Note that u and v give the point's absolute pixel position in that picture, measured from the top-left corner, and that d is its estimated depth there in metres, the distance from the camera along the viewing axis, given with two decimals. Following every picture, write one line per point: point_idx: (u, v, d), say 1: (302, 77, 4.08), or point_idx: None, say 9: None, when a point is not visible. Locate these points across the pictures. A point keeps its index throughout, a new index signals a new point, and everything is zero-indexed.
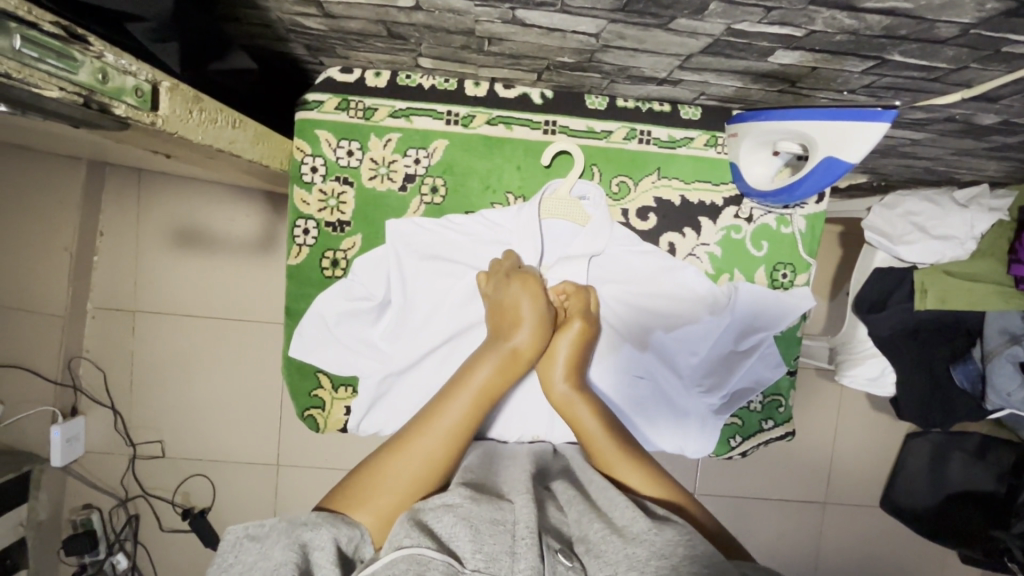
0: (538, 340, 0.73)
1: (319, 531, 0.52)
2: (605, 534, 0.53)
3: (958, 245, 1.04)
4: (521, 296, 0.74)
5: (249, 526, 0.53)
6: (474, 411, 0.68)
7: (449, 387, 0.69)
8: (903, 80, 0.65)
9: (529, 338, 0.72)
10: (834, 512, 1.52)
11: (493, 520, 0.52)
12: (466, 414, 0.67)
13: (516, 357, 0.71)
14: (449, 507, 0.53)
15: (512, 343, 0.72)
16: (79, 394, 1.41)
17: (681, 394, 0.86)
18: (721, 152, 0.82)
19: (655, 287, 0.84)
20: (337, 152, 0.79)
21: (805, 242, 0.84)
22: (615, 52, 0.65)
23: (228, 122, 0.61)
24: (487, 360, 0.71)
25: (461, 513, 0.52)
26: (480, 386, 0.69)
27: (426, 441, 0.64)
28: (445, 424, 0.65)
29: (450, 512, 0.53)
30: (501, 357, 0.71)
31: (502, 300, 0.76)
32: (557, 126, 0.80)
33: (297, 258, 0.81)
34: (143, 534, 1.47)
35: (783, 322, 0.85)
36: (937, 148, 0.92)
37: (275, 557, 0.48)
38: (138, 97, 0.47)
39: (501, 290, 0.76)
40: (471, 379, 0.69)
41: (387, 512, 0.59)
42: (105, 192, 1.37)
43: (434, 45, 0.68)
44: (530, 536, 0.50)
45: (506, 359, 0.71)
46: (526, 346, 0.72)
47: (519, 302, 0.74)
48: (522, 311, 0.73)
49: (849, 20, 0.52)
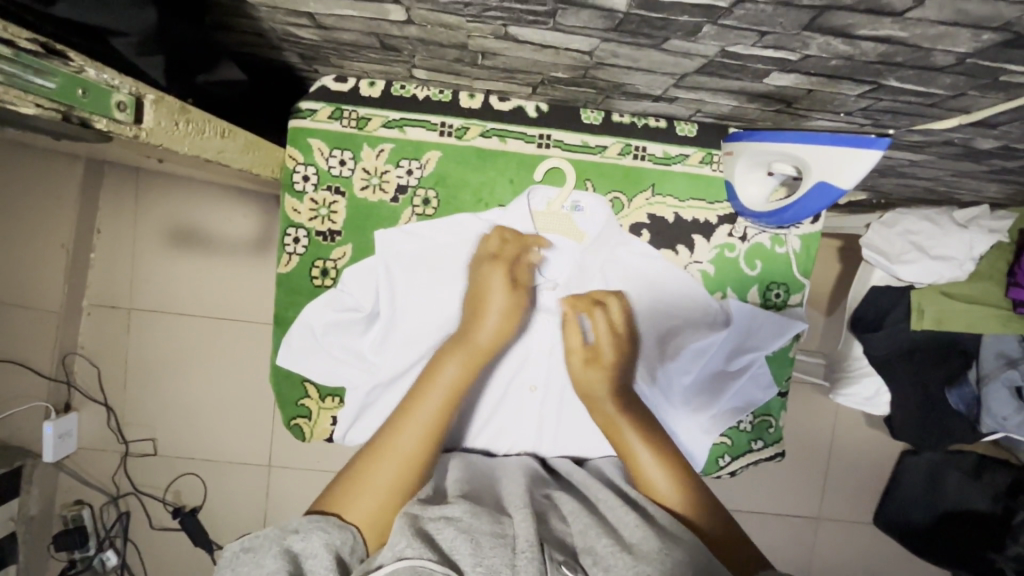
0: (499, 333, 0.76)
1: (311, 538, 0.52)
2: (613, 548, 0.52)
3: (957, 266, 1.04)
4: (490, 287, 0.77)
5: (243, 539, 0.51)
6: (447, 407, 0.68)
7: (420, 382, 0.69)
8: (899, 105, 0.64)
9: (491, 335, 0.76)
10: (827, 529, 1.52)
11: (494, 533, 0.51)
12: (440, 407, 0.67)
13: (479, 352, 0.74)
14: (449, 519, 0.52)
15: (474, 337, 0.74)
16: (73, 390, 1.43)
17: (674, 414, 0.84)
18: (716, 170, 0.81)
19: (657, 296, 0.82)
20: (330, 161, 0.78)
21: (800, 263, 0.83)
22: (609, 70, 0.65)
23: (216, 132, 0.60)
24: (453, 355, 0.72)
25: (463, 526, 0.52)
26: (449, 381, 0.69)
27: (404, 441, 0.63)
28: (419, 422, 0.65)
29: (452, 526, 0.52)
30: (467, 352, 0.73)
31: (471, 290, 0.78)
32: (551, 140, 0.80)
33: (286, 267, 0.80)
34: (133, 532, 1.47)
35: (780, 341, 0.83)
36: (937, 169, 0.91)
37: (269, 567, 0.48)
38: (123, 111, 0.46)
39: (472, 279, 0.79)
40: (439, 373, 0.70)
41: (373, 514, 0.58)
42: (104, 189, 1.38)
43: (427, 58, 0.68)
44: (531, 550, 0.49)
45: (473, 354, 0.73)
46: (486, 339, 0.75)
47: (486, 296, 0.77)
48: (487, 304, 0.77)
49: (844, 46, 0.52)
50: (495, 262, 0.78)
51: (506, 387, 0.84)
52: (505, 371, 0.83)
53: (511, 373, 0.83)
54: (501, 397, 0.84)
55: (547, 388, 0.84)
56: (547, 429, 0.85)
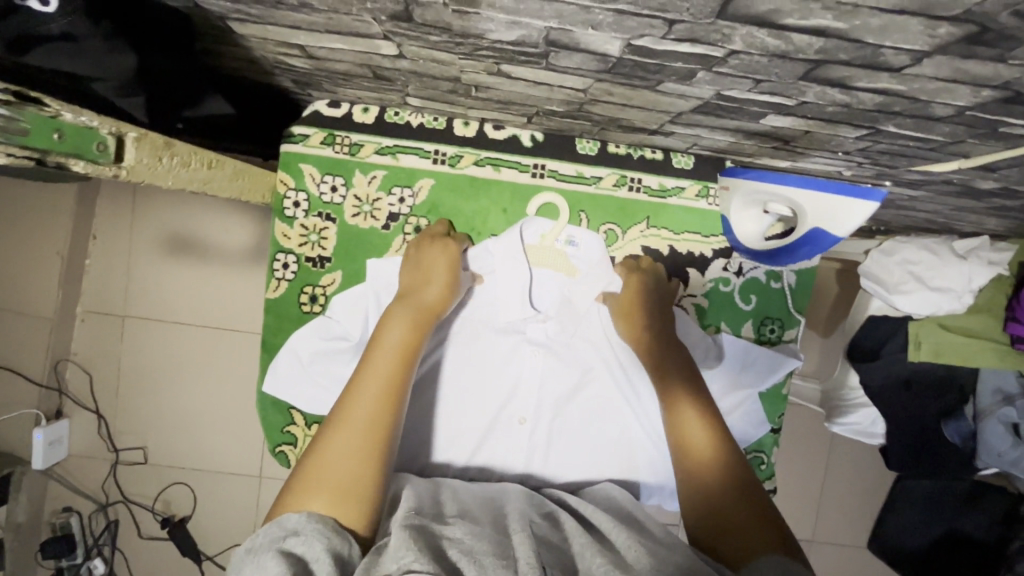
0: (448, 293, 0.71)
1: (311, 542, 0.46)
2: (607, 567, 0.49)
3: (955, 299, 1.03)
4: (433, 256, 0.72)
5: (250, 542, 0.47)
6: (401, 366, 0.63)
7: (365, 353, 0.64)
8: (898, 148, 0.63)
9: (440, 293, 0.70)
10: (820, 553, 1.51)
11: (496, 556, 0.48)
12: (394, 372, 0.62)
13: (428, 313, 0.68)
14: (451, 541, 0.50)
15: (421, 299, 0.69)
16: (64, 397, 1.42)
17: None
18: (713, 204, 0.80)
19: None
20: (321, 188, 0.78)
21: (794, 298, 0.82)
22: (604, 105, 0.64)
23: (202, 163, 0.59)
24: (397, 316, 0.67)
25: (464, 547, 0.49)
26: (397, 341, 0.64)
27: (359, 408, 0.58)
28: (372, 387, 0.60)
29: (455, 547, 0.49)
30: (415, 311, 0.68)
31: (417, 261, 0.73)
32: (546, 170, 0.79)
33: (275, 292, 0.79)
34: (121, 541, 1.46)
35: (775, 377, 0.80)
36: (936, 203, 0.90)
37: (269, 570, 0.42)
38: (101, 152, 0.45)
39: (420, 252, 0.74)
40: (386, 338, 0.65)
41: (343, 487, 0.52)
42: (100, 196, 1.38)
43: (421, 88, 0.67)
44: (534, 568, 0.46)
45: (421, 313, 0.68)
46: (435, 299, 0.69)
47: (431, 263, 0.72)
48: (433, 271, 0.71)
49: (840, 95, 0.51)
50: (446, 240, 0.75)
51: (495, 415, 0.80)
52: (497, 396, 0.80)
53: (501, 401, 0.80)
54: (495, 424, 0.80)
55: (538, 417, 0.80)
56: (538, 461, 0.80)
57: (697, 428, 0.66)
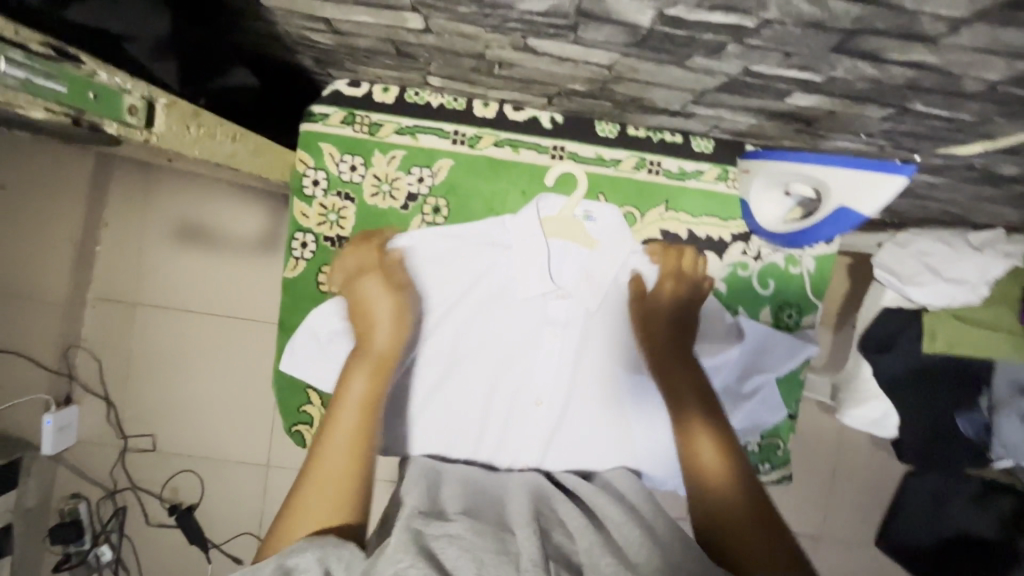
0: (399, 334, 0.75)
1: (304, 555, 0.50)
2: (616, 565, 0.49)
3: (971, 290, 1.04)
4: (371, 296, 0.75)
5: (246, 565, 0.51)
6: (364, 416, 0.69)
7: (331, 409, 0.69)
8: (923, 129, 0.63)
9: (390, 337, 0.74)
10: (827, 550, 1.51)
11: (497, 552, 0.50)
12: (357, 422, 0.68)
13: (381, 359, 0.73)
14: (451, 536, 0.51)
15: (375, 347, 0.73)
16: (73, 382, 1.43)
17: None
18: (732, 187, 0.80)
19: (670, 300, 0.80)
20: (341, 167, 0.77)
21: (813, 284, 0.82)
22: (628, 84, 0.64)
23: (227, 136, 0.59)
24: (355, 368, 0.72)
25: (463, 543, 0.50)
26: (358, 394, 0.70)
27: (332, 460, 0.65)
28: (340, 437, 0.66)
29: (453, 543, 0.50)
30: (371, 362, 0.72)
31: (357, 305, 0.76)
32: (565, 152, 0.79)
33: (293, 271, 0.79)
34: (129, 527, 1.46)
35: (791, 362, 0.80)
36: (954, 192, 0.90)
37: None
38: (133, 116, 0.45)
39: (355, 292, 0.76)
40: (347, 392, 0.70)
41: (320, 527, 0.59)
42: (112, 184, 1.39)
43: (443, 66, 0.67)
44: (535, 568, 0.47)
45: (377, 362, 0.72)
46: (386, 344, 0.73)
47: (373, 304, 0.75)
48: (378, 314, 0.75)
49: (871, 69, 0.51)
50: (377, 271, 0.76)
51: (511, 398, 0.80)
52: (512, 379, 0.80)
53: (517, 385, 0.80)
54: (510, 407, 0.80)
55: (552, 399, 0.80)
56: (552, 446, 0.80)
57: (709, 453, 0.72)
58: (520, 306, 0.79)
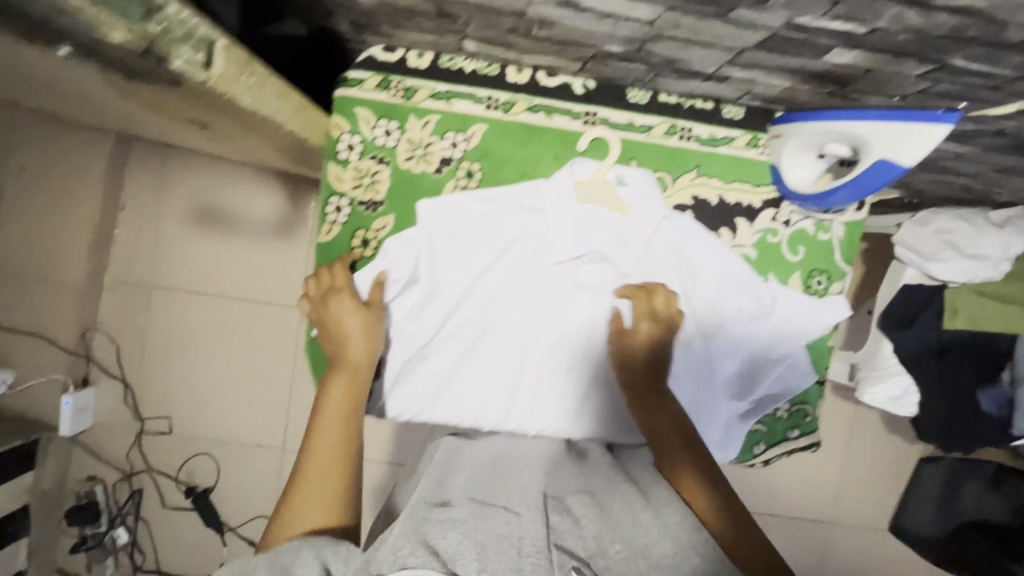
0: (372, 344, 0.73)
1: (299, 552, 0.51)
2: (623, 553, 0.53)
3: (991, 266, 1.04)
4: (340, 314, 0.73)
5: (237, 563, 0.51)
6: (343, 426, 0.68)
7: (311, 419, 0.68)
8: (960, 88, 0.64)
9: (363, 347, 0.73)
10: (842, 535, 1.51)
11: (501, 534, 0.51)
12: (338, 432, 0.67)
13: (357, 368, 0.72)
14: (454, 521, 0.53)
15: (349, 358, 0.72)
16: (91, 364, 1.43)
17: (720, 386, 0.82)
18: (763, 153, 0.81)
19: (700, 266, 0.81)
20: (375, 131, 0.78)
21: (842, 250, 0.82)
22: (666, 43, 0.64)
23: (274, 89, 0.60)
24: (333, 379, 0.71)
25: (468, 530, 0.51)
26: (336, 404, 0.69)
27: (316, 469, 0.64)
28: (322, 445, 0.66)
29: (455, 528, 0.52)
30: (347, 372, 0.71)
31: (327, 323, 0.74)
32: (597, 117, 0.79)
33: (326, 236, 0.79)
34: (144, 510, 1.46)
35: (817, 330, 0.81)
36: (978, 163, 0.90)
37: None
38: (195, 54, 0.46)
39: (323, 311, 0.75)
40: (325, 403, 0.69)
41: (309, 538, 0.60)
42: (131, 167, 1.41)
43: (481, 27, 0.68)
44: (537, 554, 0.50)
45: (352, 371, 0.71)
46: (360, 353, 0.72)
47: (341, 320, 0.73)
48: (347, 328, 0.73)
49: (917, 18, 0.51)
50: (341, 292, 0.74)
51: (542, 364, 0.80)
52: (542, 344, 0.80)
53: (548, 349, 0.80)
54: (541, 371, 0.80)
55: (584, 364, 0.80)
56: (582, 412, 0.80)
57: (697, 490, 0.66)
58: (550, 273, 0.80)
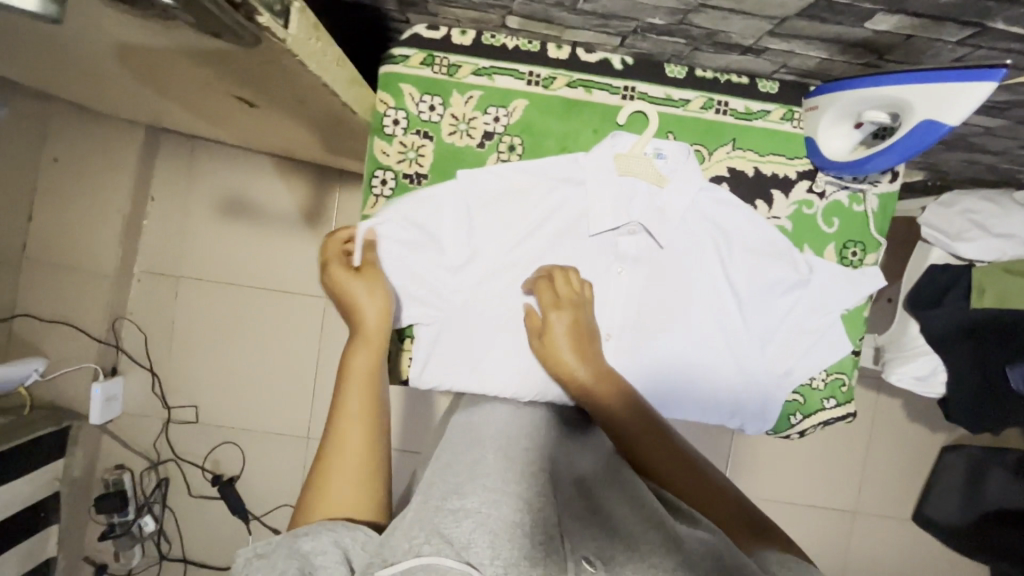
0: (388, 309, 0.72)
1: (319, 537, 0.50)
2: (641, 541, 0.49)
3: (1019, 244, 1.06)
4: (358, 282, 0.73)
5: (256, 546, 0.50)
6: (369, 390, 0.66)
7: (337, 385, 0.67)
8: (997, 54, 0.65)
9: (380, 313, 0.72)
10: (865, 523, 1.51)
11: (514, 524, 0.47)
12: (366, 395, 0.65)
13: (375, 334, 0.71)
14: (467, 511, 0.48)
15: (366, 323, 0.71)
16: (120, 353, 1.44)
17: (756, 355, 0.83)
18: (797, 127, 0.82)
19: (739, 237, 0.82)
20: (420, 107, 0.80)
21: (876, 222, 0.84)
22: (709, 13, 0.66)
23: (333, 58, 0.63)
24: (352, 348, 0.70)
25: (480, 518, 0.47)
26: (358, 368, 0.67)
27: (346, 432, 0.62)
28: (353, 408, 0.64)
29: (469, 517, 0.47)
30: (363, 338, 0.70)
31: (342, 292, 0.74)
32: (635, 92, 0.81)
33: (372, 208, 0.81)
34: (171, 499, 1.47)
35: (853, 299, 0.82)
36: (1007, 139, 0.92)
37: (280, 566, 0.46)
38: (275, 13, 0.50)
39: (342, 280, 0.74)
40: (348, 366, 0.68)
41: (348, 502, 0.57)
42: (160, 159, 1.43)
43: (527, 2, 0.70)
44: (547, 542, 0.47)
45: (368, 337, 0.70)
46: (376, 318, 0.71)
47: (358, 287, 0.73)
48: (364, 295, 0.72)
49: None
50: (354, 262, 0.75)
51: None
52: None
53: None
54: None
55: (622, 334, 0.82)
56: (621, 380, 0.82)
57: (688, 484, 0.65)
58: (590, 244, 0.82)
